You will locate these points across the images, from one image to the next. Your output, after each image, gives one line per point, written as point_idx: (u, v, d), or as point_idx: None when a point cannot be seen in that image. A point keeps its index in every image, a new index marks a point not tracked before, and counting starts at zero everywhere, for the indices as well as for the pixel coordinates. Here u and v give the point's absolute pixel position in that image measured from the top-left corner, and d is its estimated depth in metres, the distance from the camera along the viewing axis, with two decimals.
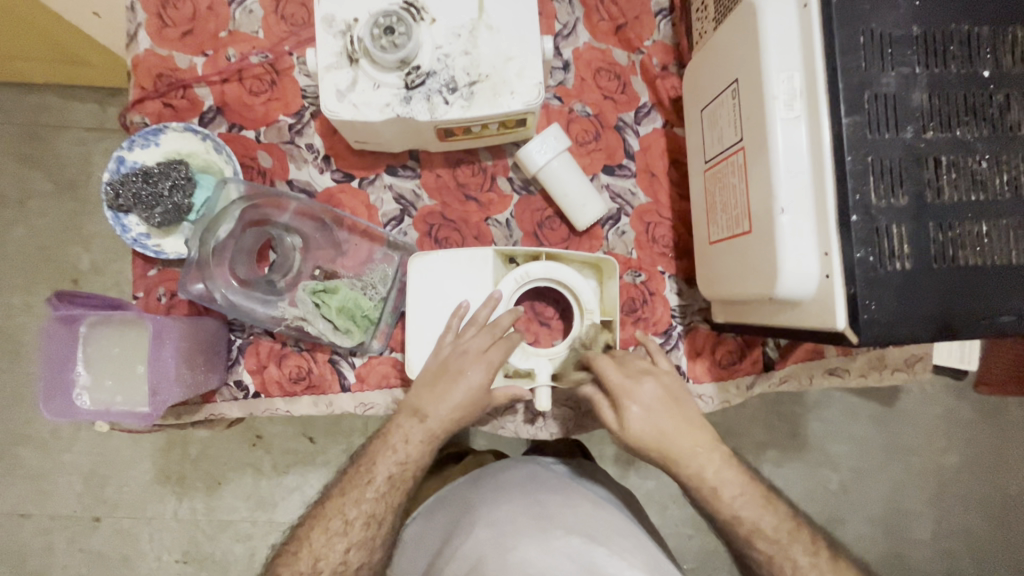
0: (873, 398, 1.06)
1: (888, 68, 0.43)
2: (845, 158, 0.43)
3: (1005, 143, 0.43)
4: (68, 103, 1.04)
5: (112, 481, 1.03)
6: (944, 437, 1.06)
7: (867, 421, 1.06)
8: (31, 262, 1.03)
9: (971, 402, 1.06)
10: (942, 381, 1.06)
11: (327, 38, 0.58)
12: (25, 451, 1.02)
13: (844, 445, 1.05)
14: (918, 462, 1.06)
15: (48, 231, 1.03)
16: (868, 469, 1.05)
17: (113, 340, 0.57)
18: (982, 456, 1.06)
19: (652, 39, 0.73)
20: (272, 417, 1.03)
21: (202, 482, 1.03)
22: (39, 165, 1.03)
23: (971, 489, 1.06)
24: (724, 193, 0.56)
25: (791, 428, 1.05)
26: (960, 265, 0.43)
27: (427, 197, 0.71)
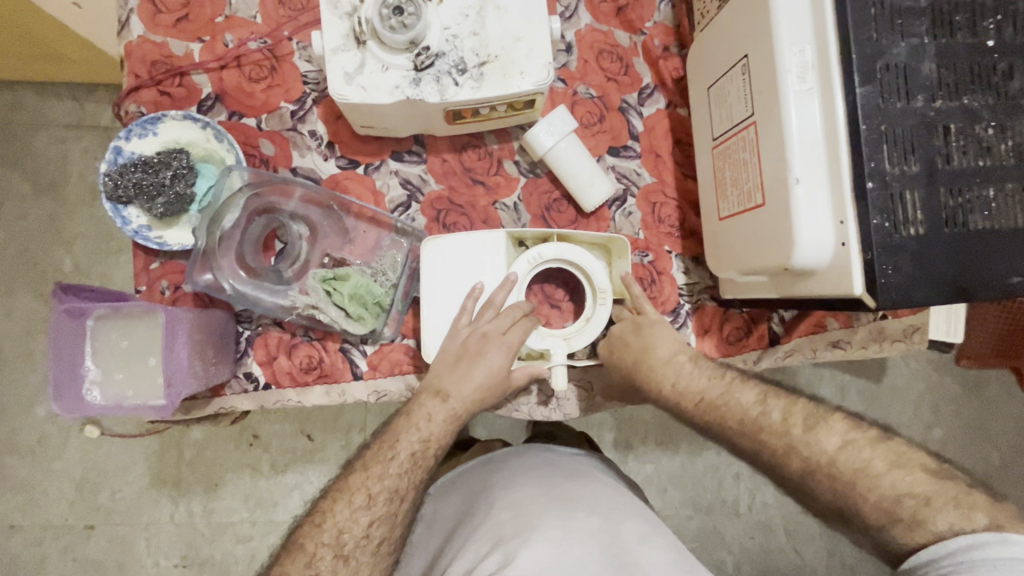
0: (862, 375, 1.09)
1: (898, 38, 0.44)
2: (860, 127, 0.44)
3: (1009, 111, 0.45)
4: (44, 100, 1.01)
5: (105, 487, 1.01)
6: (930, 411, 1.10)
7: (856, 398, 1.09)
8: (12, 265, 1.00)
9: (953, 376, 1.10)
10: (927, 356, 1.10)
11: (333, 20, 0.57)
12: (13, 460, 1.00)
13: None
14: (907, 436, 1.09)
15: (28, 233, 1.00)
16: None
17: (121, 333, 0.55)
18: (966, 428, 1.10)
19: (653, 20, 0.73)
20: (269, 415, 1.02)
21: (199, 485, 1.01)
22: (17, 165, 1.00)
23: (957, 461, 1.10)
24: (735, 169, 0.56)
25: None
26: (971, 230, 0.44)
27: (433, 182, 0.71)
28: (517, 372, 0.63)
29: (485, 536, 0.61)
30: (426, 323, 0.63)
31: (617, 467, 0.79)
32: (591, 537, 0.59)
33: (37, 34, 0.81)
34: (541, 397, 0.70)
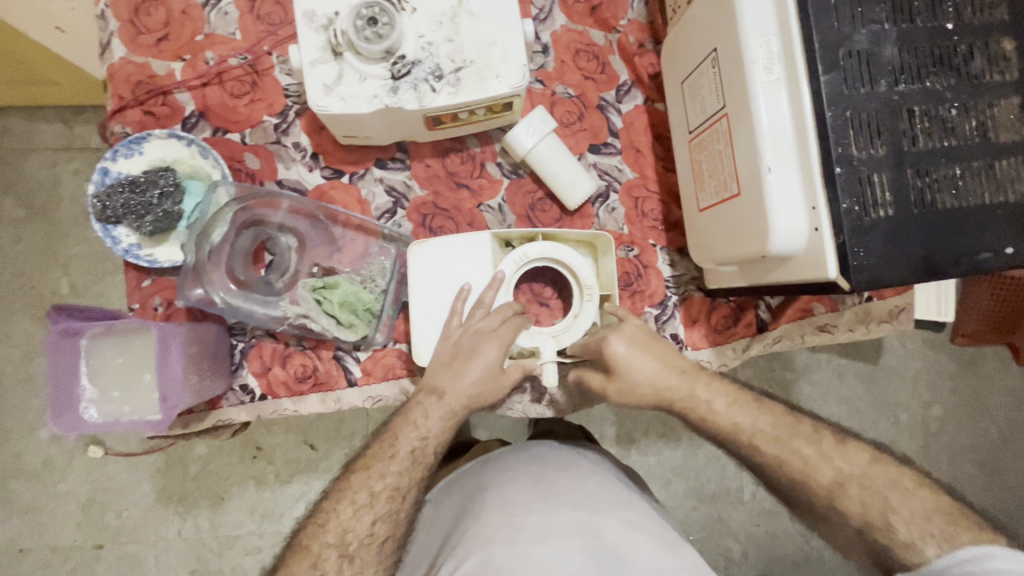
0: (858, 358, 1.10)
1: (859, 26, 0.46)
2: (825, 114, 0.45)
3: (971, 91, 0.46)
4: (33, 124, 1.02)
5: (112, 507, 1.01)
6: (928, 390, 1.10)
7: (854, 381, 1.10)
8: (10, 290, 1.00)
9: (949, 355, 1.11)
10: (922, 336, 1.10)
11: (309, 33, 0.58)
12: (19, 484, 1.00)
13: (834, 406, 1.09)
14: (904, 416, 1.10)
15: (23, 257, 1.01)
16: (858, 428, 1.09)
17: (116, 350, 0.56)
18: (963, 405, 1.11)
19: (627, 17, 0.74)
20: (271, 427, 1.02)
21: (205, 499, 1.02)
22: (10, 190, 1.01)
23: (956, 439, 1.11)
24: (710, 160, 0.58)
25: (783, 394, 1.08)
26: (938, 209, 0.45)
27: (418, 187, 0.72)
28: (512, 367, 0.62)
29: (476, 537, 0.61)
30: (417, 327, 0.63)
31: (614, 457, 0.79)
32: (576, 537, 0.60)
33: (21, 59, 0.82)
34: (535, 395, 0.71)
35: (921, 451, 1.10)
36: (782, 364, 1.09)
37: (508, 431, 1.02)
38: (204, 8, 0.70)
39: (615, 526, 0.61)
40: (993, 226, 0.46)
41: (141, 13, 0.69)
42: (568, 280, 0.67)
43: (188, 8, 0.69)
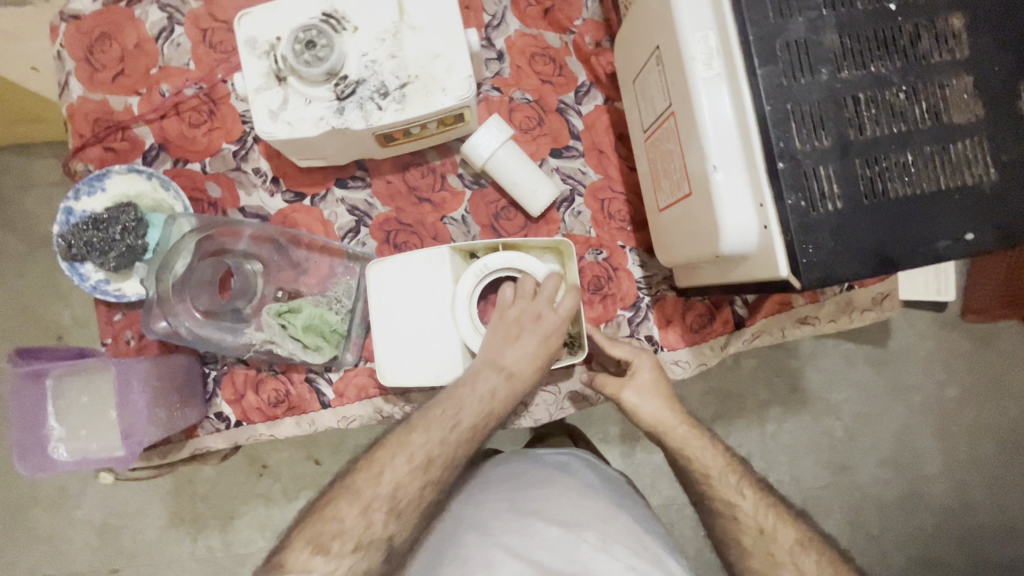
0: (867, 342, 1.06)
1: (795, 14, 0.44)
2: (765, 108, 0.44)
3: (919, 73, 0.44)
4: (28, 160, 1.03)
5: (127, 530, 1.03)
6: (942, 370, 1.07)
7: (865, 365, 1.06)
8: (15, 323, 1.02)
9: (965, 333, 1.07)
10: (931, 316, 1.06)
11: (252, 60, 0.58)
12: (36, 512, 1.03)
13: (845, 393, 1.06)
14: (920, 399, 1.07)
15: (26, 290, 1.02)
16: (871, 413, 1.06)
17: (81, 389, 0.57)
18: (982, 384, 1.07)
19: (582, 18, 0.73)
20: (276, 444, 1.03)
21: (216, 518, 1.03)
22: (10, 227, 1.02)
23: (976, 419, 1.07)
24: (664, 160, 0.56)
25: (790, 383, 1.06)
26: (890, 198, 0.44)
27: (379, 204, 0.71)
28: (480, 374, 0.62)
29: (452, 563, 0.59)
30: (382, 346, 0.63)
31: (603, 465, 0.75)
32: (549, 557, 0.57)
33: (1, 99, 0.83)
34: None
35: (939, 432, 1.07)
36: (788, 352, 1.06)
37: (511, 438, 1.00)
38: (157, 40, 0.70)
39: (588, 549, 0.58)
40: (949, 212, 0.44)
41: (96, 51, 0.69)
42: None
43: (141, 42, 0.70)
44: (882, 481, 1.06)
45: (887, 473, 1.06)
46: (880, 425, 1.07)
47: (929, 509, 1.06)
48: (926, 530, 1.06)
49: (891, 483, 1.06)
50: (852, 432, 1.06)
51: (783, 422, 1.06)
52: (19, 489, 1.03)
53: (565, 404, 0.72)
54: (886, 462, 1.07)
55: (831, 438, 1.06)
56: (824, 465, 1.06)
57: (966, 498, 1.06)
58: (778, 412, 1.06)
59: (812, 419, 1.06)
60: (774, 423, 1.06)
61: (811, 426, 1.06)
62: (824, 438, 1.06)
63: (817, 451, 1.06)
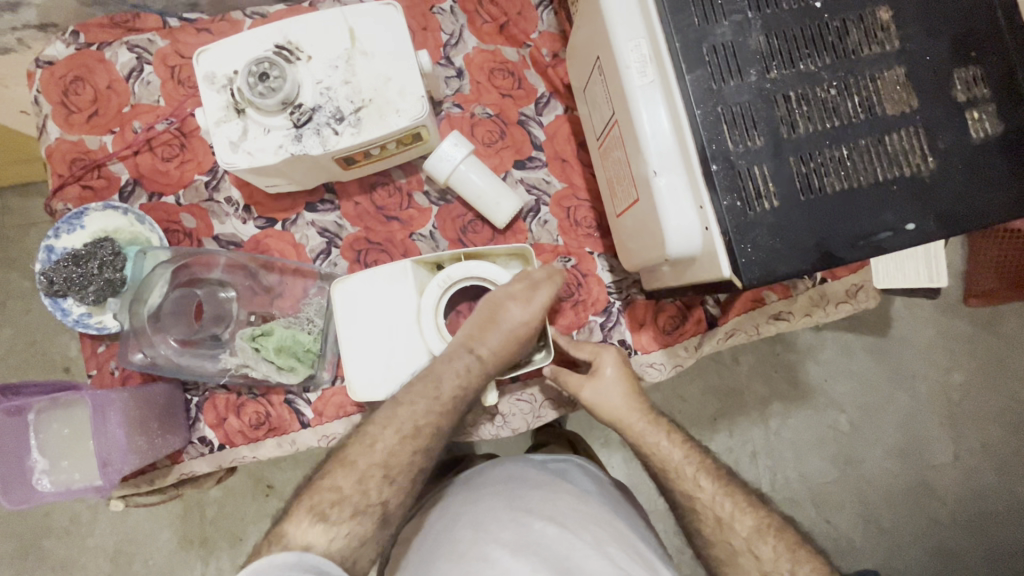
0: (865, 331, 1.05)
1: (720, 19, 0.45)
2: (696, 113, 0.44)
3: (849, 68, 0.45)
4: (29, 200, 1.07)
5: (137, 557, 1.05)
6: (945, 356, 1.05)
7: (865, 355, 1.05)
8: (21, 359, 1.05)
9: (965, 317, 1.06)
10: (931, 302, 1.06)
11: (211, 95, 0.60)
12: (49, 543, 1.05)
13: (846, 384, 1.05)
14: (924, 386, 1.05)
15: (31, 327, 1.06)
16: (875, 404, 1.05)
17: (63, 422, 0.58)
18: (987, 367, 1.06)
19: (538, 31, 0.75)
20: (279, 464, 1.05)
21: (225, 540, 1.04)
22: (14, 266, 1.06)
23: (984, 403, 1.05)
24: (615, 167, 0.57)
25: (790, 377, 1.05)
26: (826, 192, 0.44)
27: (349, 225, 0.73)
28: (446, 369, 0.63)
29: (447, 556, 0.58)
30: (351, 364, 0.63)
31: (599, 472, 0.75)
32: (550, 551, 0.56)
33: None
34: (488, 416, 0.72)
35: (947, 419, 1.05)
36: (786, 347, 1.05)
37: (509, 446, 1.01)
38: (128, 80, 0.73)
39: (583, 546, 0.57)
40: (889, 203, 0.44)
41: (71, 94, 0.72)
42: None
43: (113, 82, 0.73)
44: (892, 473, 1.04)
45: (896, 464, 1.05)
46: (886, 415, 1.05)
47: (943, 499, 1.04)
48: (942, 520, 1.04)
49: (902, 474, 1.04)
50: (857, 424, 1.05)
51: (786, 418, 1.04)
52: (32, 520, 1.05)
53: (542, 412, 0.73)
54: (893, 453, 1.05)
55: (835, 431, 1.05)
56: (830, 458, 1.04)
57: (980, 485, 1.04)
58: (780, 408, 1.05)
59: (815, 414, 1.05)
60: (777, 420, 1.04)
61: (814, 420, 1.05)
62: (829, 431, 1.04)
63: (822, 446, 1.04)
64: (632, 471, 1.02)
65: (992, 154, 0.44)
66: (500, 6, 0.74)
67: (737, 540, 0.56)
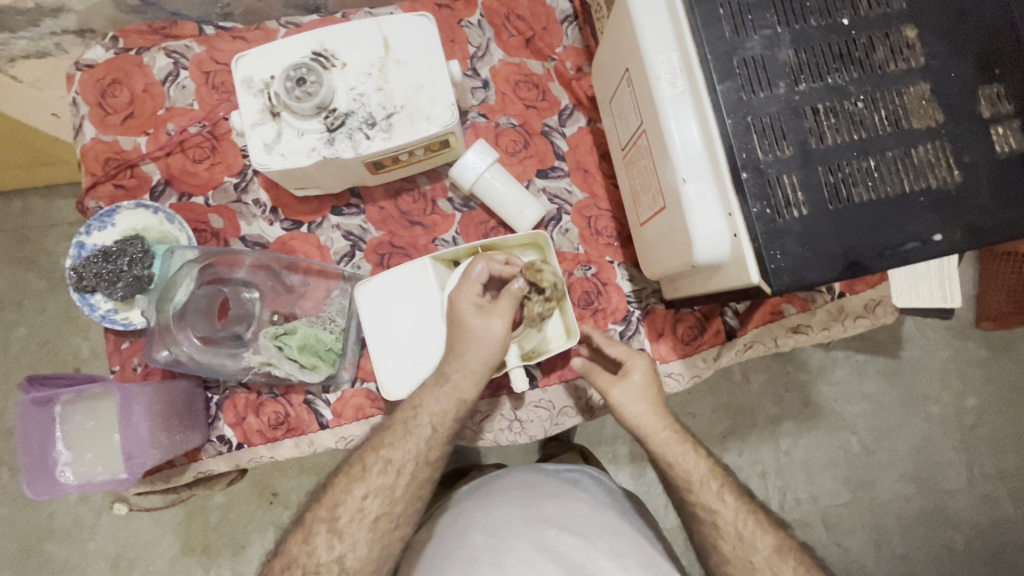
0: (878, 352, 1.05)
1: (750, 33, 0.46)
2: (727, 122, 0.45)
3: (876, 82, 0.46)
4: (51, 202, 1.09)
5: (139, 562, 1.04)
6: (959, 380, 1.05)
7: (877, 376, 1.05)
8: (35, 359, 1.06)
9: (978, 340, 1.05)
10: (944, 325, 1.05)
11: (248, 98, 0.62)
12: (51, 545, 1.04)
13: (857, 406, 1.04)
14: (937, 410, 1.05)
15: (46, 326, 1.07)
16: (886, 426, 1.04)
17: (87, 414, 0.59)
18: (1001, 392, 1.05)
19: (563, 45, 0.77)
20: (285, 470, 1.04)
21: (227, 547, 1.04)
22: (33, 266, 1.08)
23: (998, 429, 1.04)
24: (640, 176, 0.58)
25: (801, 397, 1.04)
26: (855, 202, 0.44)
27: (374, 229, 0.74)
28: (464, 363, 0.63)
29: (461, 562, 0.58)
30: (379, 363, 0.64)
31: (613, 483, 0.75)
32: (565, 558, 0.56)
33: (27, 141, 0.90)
34: (506, 422, 0.72)
35: (961, 444, 1.04)
36: (798, 366, 1.05)
37: (517, 457, 1.01)
38: (164, 84, 0.75)
39: (598, 556, 0.57)
40: (917, 214, 0.45)
41: (108, 96, 0.74)
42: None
43: (149, 86, 0.75)
44: (905, 497, 1.03)
45: (909, 488, 1.04)
46: (898, 438, 1.04)
47: (957, 526, 1.03)
48: (956, 547, 1.02)
49: (915, 499, 1.03)
50: (870, 446, 1.04)
51: (797, 439, 1.04)
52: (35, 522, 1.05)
53: (562, 420, 0.73)
54: (907, 477, 1.04)
55: (847, 453, 1.04)
56: (842, 480, 1.03)
57: (995, 513, 1.03)
58: (791, 428, 1.04)
59: (827, 434, 1.04)
60: (788, 440, 1.04)
61: (826, 440, 1.04)
62: (840, 452, 1.03)
63: (834, 467, 1.04)
64: (640, 488, 1.02)
65: (1017, 170, 0.45)
66: (527, 20, 0.76)
67: (757, 559, 0.56)
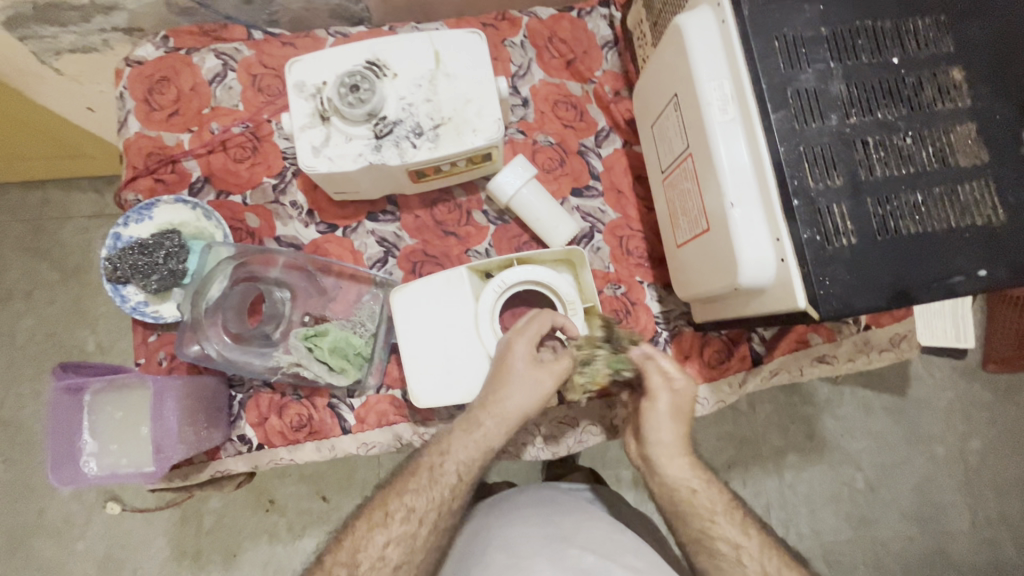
0: (885, 390, 1.05)
1: (804, 66, 0.48)
2: (779, 150, 0.47)
3: (924, 120, 0.47)
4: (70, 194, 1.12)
5: (128, 563, 1.02)
6: (964, 421, 1.05)
7: (882, 413, 1.05)
8: (39, 349, 1.08)
9: (983, 383, 1.06)
10: (950, 365, 1.06)
11: (299, 102, 0.63)
12: (38, 542, 1.03)
13: (862, 442, 1.04)
14: (942, 450, 1.04)
15: (54, 317, 1.09)
16: (890, 463, 1.04)
17: (116, 405, 0.58)
18: (1005, 436, 1.05)
19: (602, 69, 0.79)
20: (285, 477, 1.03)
21: (219, 555, 1.01)
22: (44, 255, 1.10)
23: (1002, 473, 1.04)
24: (681, 198, 0.59)
25: (805, 430, 1.04)
26: (902, 234, 0.45)
27: (407, 237, 0.75)
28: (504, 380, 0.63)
29: None
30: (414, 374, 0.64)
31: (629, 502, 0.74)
32: None
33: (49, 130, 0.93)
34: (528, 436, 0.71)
35: (964, 487, 1.04)
36: (804, 399, 1.05)
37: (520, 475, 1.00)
38: (211, 84, 0.76)
39: None
40: (963, 250, 0.46)
41: (155, 92, 0.76)
42: (552, 301, 0.68)
43: (197, 85, 0.76)
44: (908, 537, 1.02)
45: (912, 528, 1.03)
46: (902, 476, 1.04)
47: (958, 570, 1.02)
48: None
49: (917, 539, 1.02)
50: (874, 484, 1.03)
51: (801, 472, 1.03)
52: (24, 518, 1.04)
53: (585, 437, 0.72)
54: (909, 516, 1.03)
55: (852, 489, 1.03)
56: (845, 518, 1.02)
57: (996, 558, 1.02)
58: (796, 461, 1.03)
59: (830, 467, 1.03)
60: (791, 472, 1.03)
61: (830, 475, 1.03)
62: (844, 488, 1.03)
63: (837, 503, 1.03)
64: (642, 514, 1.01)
65: None
66: (568, 43, 0.78)
67: None
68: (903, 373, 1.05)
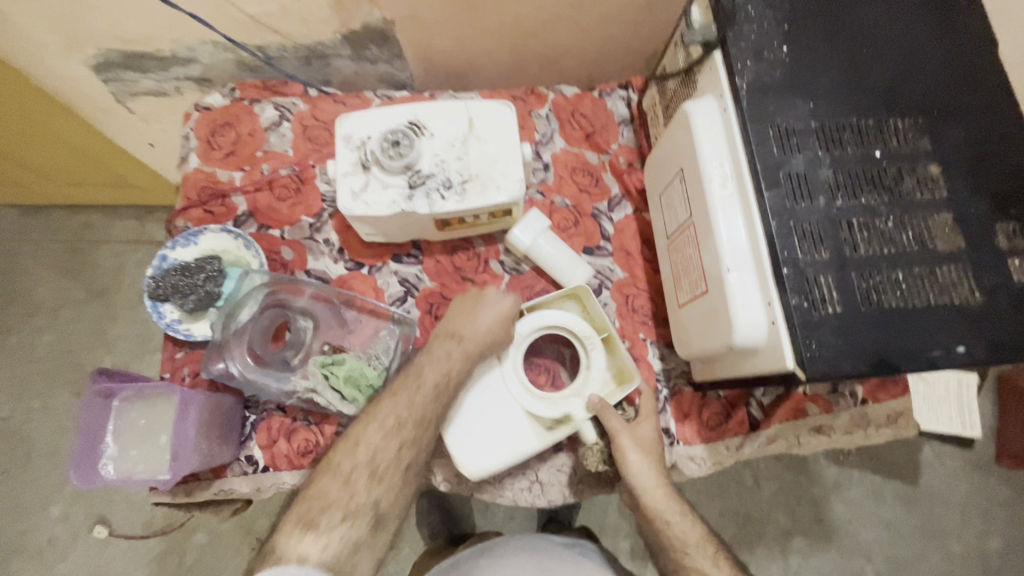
0: (894, 477, 1.04)
1: (795, 153, 0.54)
2: (771, 224, 0.52)
3: (903, 207, 0.53)
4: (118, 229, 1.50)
5: None
6: (981, 518, 1.03)
7: (894, 502, 1.03)
8: (50, 370, 1.42)
9: (1000, 479, 1.04)
10: (963, 457, 1.05)
11: (345, 151, 0.71)
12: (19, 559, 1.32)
13: (873, 531, 1.02)
14: (958, 546, 1.02)
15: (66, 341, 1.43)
16: (904, 557, 1.01)
17: (141, 412, 0.62)
18: None
19: (618, 143, 0.87)
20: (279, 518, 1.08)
21: None
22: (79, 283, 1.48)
23: None
24: (685, 261, 0.64)
25: (814, 513, 1.03)
26: (885, 307, 0.49)
27: (427, 280, 0.80)
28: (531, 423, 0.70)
29: None
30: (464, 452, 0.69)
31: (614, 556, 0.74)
32: None
33: (104, 150, 1.21)
34: (527, 482, 0.73)
35: None
36: (812, 480, 1.04)
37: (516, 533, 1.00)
38: (267, 131, 0.85)
39: None
40: (942, 326, 0.49)
41: (217, 135, 0.85)
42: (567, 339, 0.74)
43: (254, 131, 0.85)
44: None
45: None
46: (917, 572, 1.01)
47: None
48: None
49: None
50: None
51: (807, 558, 1.01)
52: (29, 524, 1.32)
53: (583, 488, 0.73)
54: None
55: None
56: None
57: None
58: (802, 545, 1.01)
59: (840, 558, 1.01)
60: (797, 558, 1.01)
61: (840, 564, 1.01)
62: None
63: None
64: None
65: None
66: (589, 118, 0.87)
67: None
68: (914, 461, 1.04)
